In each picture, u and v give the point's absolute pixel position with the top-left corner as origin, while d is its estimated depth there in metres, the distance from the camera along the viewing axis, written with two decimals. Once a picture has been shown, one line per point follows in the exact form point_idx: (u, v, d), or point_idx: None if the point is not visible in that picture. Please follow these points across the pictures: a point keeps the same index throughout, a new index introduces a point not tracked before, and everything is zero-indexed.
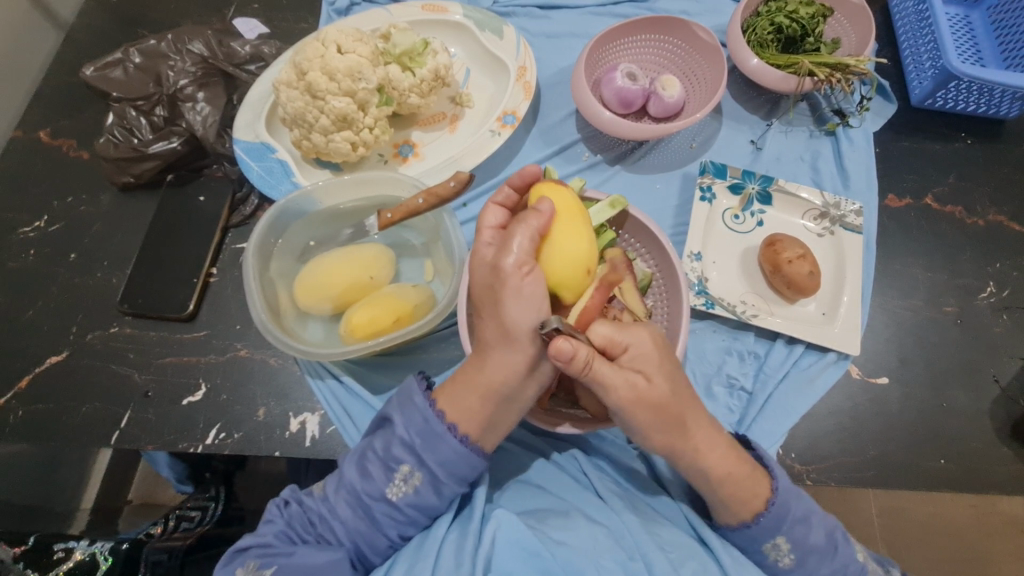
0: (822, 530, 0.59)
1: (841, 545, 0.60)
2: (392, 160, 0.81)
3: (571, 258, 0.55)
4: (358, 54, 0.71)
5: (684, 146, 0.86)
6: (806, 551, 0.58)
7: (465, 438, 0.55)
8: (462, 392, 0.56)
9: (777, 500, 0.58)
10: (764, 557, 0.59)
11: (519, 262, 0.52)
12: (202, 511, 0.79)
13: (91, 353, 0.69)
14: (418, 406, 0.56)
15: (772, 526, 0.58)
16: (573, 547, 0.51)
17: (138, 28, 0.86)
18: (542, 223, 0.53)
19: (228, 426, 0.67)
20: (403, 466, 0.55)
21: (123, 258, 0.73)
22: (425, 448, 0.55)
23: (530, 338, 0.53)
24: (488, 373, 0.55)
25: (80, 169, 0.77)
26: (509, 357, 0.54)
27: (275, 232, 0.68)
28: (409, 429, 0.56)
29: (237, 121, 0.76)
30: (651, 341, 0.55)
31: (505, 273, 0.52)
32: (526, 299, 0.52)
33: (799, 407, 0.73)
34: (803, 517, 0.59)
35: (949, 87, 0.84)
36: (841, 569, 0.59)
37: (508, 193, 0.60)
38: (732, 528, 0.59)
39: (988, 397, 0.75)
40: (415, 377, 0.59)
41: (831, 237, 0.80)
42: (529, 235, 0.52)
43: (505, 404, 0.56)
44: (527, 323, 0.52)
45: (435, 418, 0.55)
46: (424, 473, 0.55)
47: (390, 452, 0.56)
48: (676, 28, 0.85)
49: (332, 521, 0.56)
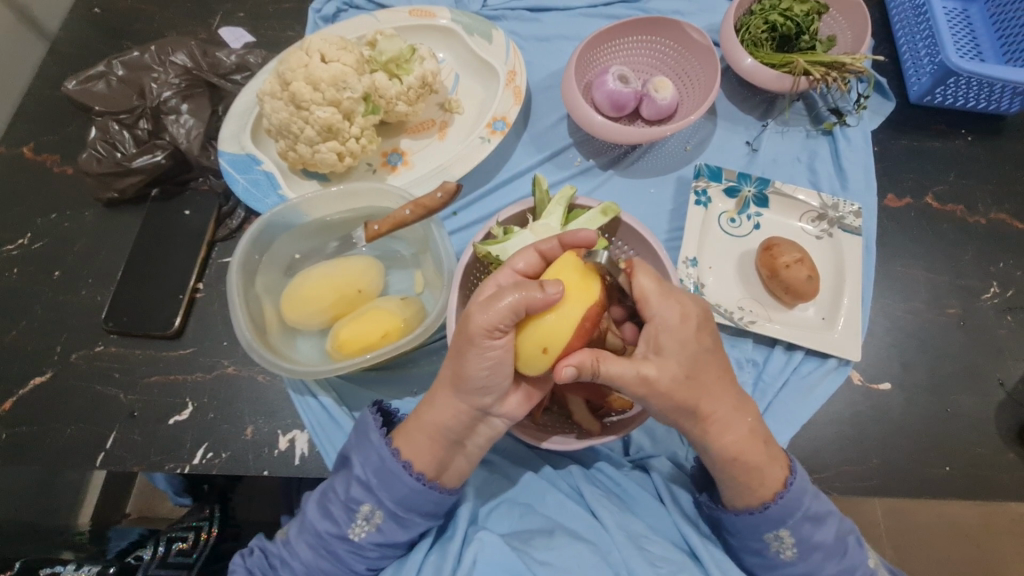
0: (831, 529, 0.57)
1: (851, 549, 0.58)
2: (381, 169, 0.80)
3: (540, 334, 0.50)
4: (342, 63, 0.70)
5: (678, 149, 0.85)
6: (810, 547, 0.57)
7: (420, 476, 0.54)
8: (414, 433, 0.54)
9: (788, 493, 0.56)
10: (765, 548, 0.58)
11: (491, 325, 0.48)
12: (195, 533, 0.76)
13: (76, 373, 0.68)
14: (373, 443, 0.55)
15: (778, 517, 0.56)
16: (556, 567, 0.52)
17: (123, 39, 0.85)
18: (534, 301, 0.48)
19: (215, 445, 0.66)
20: (363, 506, 0.54)
21: (108, 275, 0.72)
22: (381, 486, 0.54)
23: (479, 394, 0.52)
24: (432, 417, 0.54)
25: (64, 185, 0.76)
26: (453, 406, 0.53)
27: (260, 247, 0.67)
28: (365, 467, 0.54)
29: (222, 133, 0.74)
30: (683, 318, 0.53)
31: (472, 330, 0.49)
32: (487, 357, 0.50)
33: (799, 415, 0.71)
34: (815, 515, 0.57)
35: (949, 82, 0.83)
36: (850, 570, 0.57)
37: (554, 245, 0.55)
38: (737, 513, 0.58)
39: (993, 401, 0.74)
40: (370, 411, 0.58)
41: (830, 239, 0.78)
42: (514, 309, 0.48)
43: (455, 449, 0.55)
44: (481, 381, 0.51)
45: (391, 456, 0.54)
46: (384, 511, 0.54)
47: (349, 494, 0.54)
48: (667, 29, 0.83)
49: (293, 563, 0.55)
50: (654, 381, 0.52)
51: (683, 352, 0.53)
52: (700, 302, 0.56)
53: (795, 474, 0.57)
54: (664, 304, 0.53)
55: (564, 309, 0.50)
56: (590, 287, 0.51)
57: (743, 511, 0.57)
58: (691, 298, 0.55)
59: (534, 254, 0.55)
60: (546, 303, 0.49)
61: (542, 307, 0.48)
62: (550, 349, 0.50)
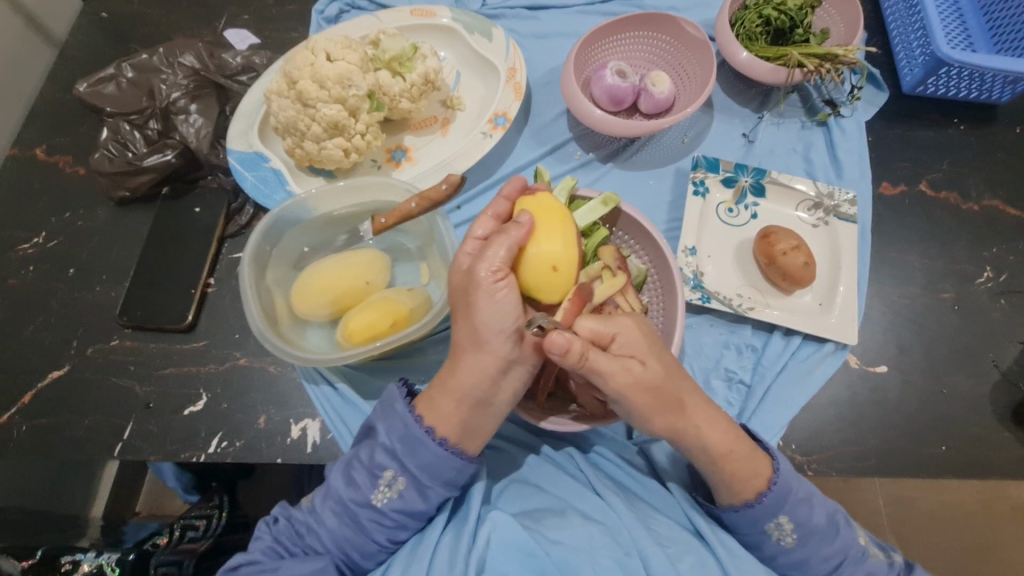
0: (823, 511, 0.59)
1: (842, 528, 0.60)
2: (385, 165, 0.82)
3: (545, 258, 0.54)
4: (347, 61, 0.72)
5: (676, 141, 0.86)
6: (808, 531, 0.58)
7: (444, 442, 0.56)
8: (438, 398, 0.56)
9: (779, 479, 0.58)
10: (767, 539, 0.59)
11: (493, 268, 0.52)
12: (206, 520, 0.79)
13: (93, 366, 0.70)
14: (399, 411, 0.57)
15: (774, 506, 0.58)
16: (570, 546, 0.53)
17: (130, 43, 0.87)
18: (521, 233, 0.53)
19: (230, 434, 0.67)
20: (387, 471, 0.56)
21: (122, 272, 0.74)
22: (405, 452, 0.56)
23: (501, 341, 0.53)
24: (457, 377, 0.55)
25: (77, 185, 0.78)
26: (480, 361, 0.54)
27: (270, 240, 0.69)
28: (390, 434, 0.57)
29: (230, 132, 0.76)
30: (637, 326, 0.56)
31: (477, 278, 0.52)
32: (498, 303, 0.52)
33: (798, 398, 0.73)
34: (805, 497, 0.59)
35: (940, 72, 0.84)
36: (844, 550, 0.59)
37: (500, 203, 0.59)
38: (735, 510, 0.60)
39: (988, 382, 0.75)
40: (396, 385, 0.60)
41: (826, 227, 0.80)
42: (508, 245, 0.52)
43: (480, 409, 0.56)
44: (500, 326, 0.52)
45: (415, 423, 0.56)
46: (407, 477, 0.56)
47: (374, 459, 0.56)
48: (664, 25, 0.85)
49: (319, 530, 0.56)
50: (638, 374, 0.54)
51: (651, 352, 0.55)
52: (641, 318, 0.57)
53: (780, 462, 0.59)
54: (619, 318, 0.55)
55: (544, 232, 0.55)
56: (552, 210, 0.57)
57: (750, 486, 0.59)
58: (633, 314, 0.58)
59: (491, 219, 0.57)
60: (528, 229, 0.54)
61: (528, 233, 0.54)
62: (560, 267, 0.55)
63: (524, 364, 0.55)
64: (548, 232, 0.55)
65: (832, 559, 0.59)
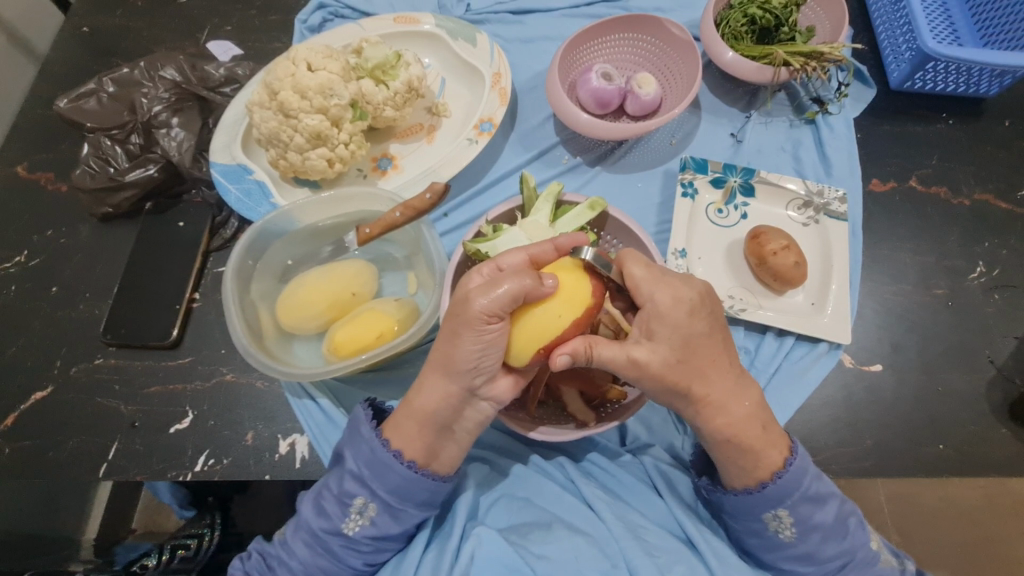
0: (832, 510, 0.57)
1: (853, 530, 0.58)
2: (372, 174, 0.81)
3: (533, 329, 0.52)
4: (329, 71, 0.71)
5: (664, 143, 0.86)
6: (809, 528, 0.56)
7: (411, 463, 0.55)
8: (403, 421, 0.55)
9: (788, 472, 0.56)
10: (764, 528, 0.58)
11: (491, 312, 0.50)
12: (198, 539, 0.79)
13: (77, 386, 0.69)
14: (365, 437, 0.56)
15: (776, 498, 0.56)
16: (554, 560, 0.53)
17: (113, 57, 0.86)
18: (535, 291, 0.51)
19: (216, 451, 0.67)
20: (356, 499, 0.54)
21: (105, 288, 0.73)
22: (374, 477, 0.55)
23: (471, 375, 0.53)
24: (421, 402, 0.54)
25: (59, 202, 0.77)
26: (443, 388, 0.54)
27: (254, 253, 0.68)
28: (357, 461, 0.55)
29: (212, 145, 0.75)
30: (675, 300, 0.54)
31: (472, 313, 0.50)
32: (485, 343, 0.51)
33: (793, 400, 0.72)
34: (815, 496, 0.57)
35: (927, 67, 0.84)
36: (851, 552, 0.57)
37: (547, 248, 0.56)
38: (736, 494, 0.58)
39: (983, 378, 0.74)
40: (362, 406, 0.58)
41: (816, 225, 0.80)
42: (517, 298, 0.50)
43: (444, 435, 0.55)
44: (475, 362, 0.52)
45: (381, 447, 0.55)
46: (377, 503, 0.55)
47: (342, 487, 0.55)
48: (649, 25, 0.84)
49: (290, 562, 0.55)
50: (645, 364, 0.53)
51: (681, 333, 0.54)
52: (696, 285, 0.55)
53: (795, 454, 0.57)
54: (657, 290, 0.54)
55: (562, 307, 0.53)
56: (577, 305, 0.53)
57: (739, 480, 0.58)
58: (684, 282, 0.55)
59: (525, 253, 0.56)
60: (546, 292, 0.52)
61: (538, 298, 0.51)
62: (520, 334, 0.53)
63: (489, 401, 0.56)
64: (554, 316, 0.52)
65: (836, 559, 0.57)
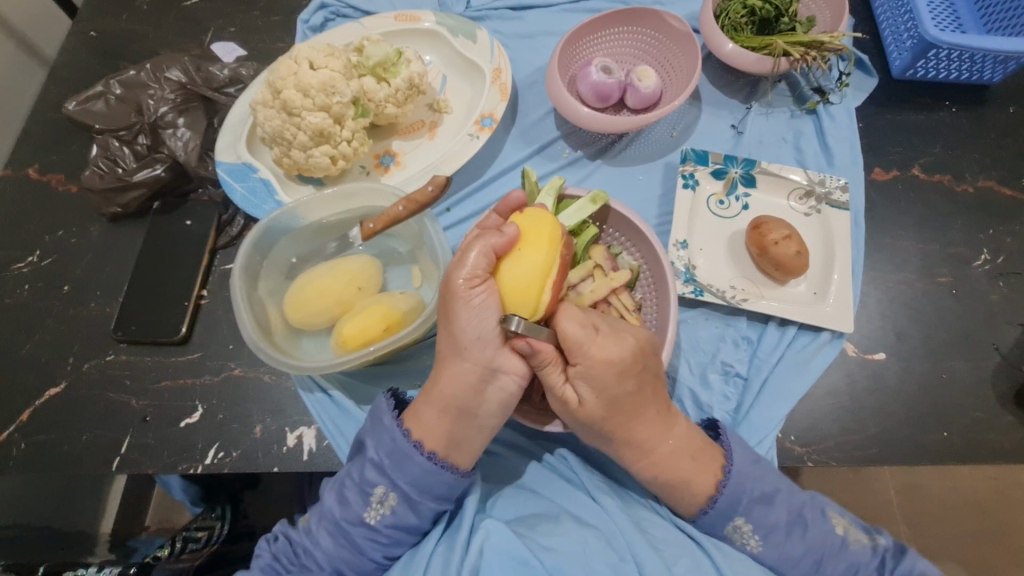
0: (783, 507, 0.58)
1: (811, 521, 0.59)
2: (374, 171, 0.82)
3: (515, 279, 0.53)
4: (330, 69, 0.72)
5: (665, 135, 0.86)
6: (768, 530, 0.58)
7: (431, 455, 0.56)
8: (424, 409, 0.57)
9: (728, 483, 0.58)
10: (732, 542, 0.59)
11: (471, 275, 0.52)
12: (208, 530, 0.80)
13: (89, 382, 0.70)
14: (386, 426, 0.57)
15: (728, 508, 0.58)
16: (560, 552, 0.53)
17: (119, 60, 0.88)
18: (499, 243, 0.53)
19: (226, 444, 0.68)
20: (377, 489, 0.56)
21: (115, 287, 0.74)
22: (394, 468, 0.56)
23: (479, 347, 0.53)
24: (440, 386, 0.56)
25: (69, 204, 0.78)
26: (460, 370, 0.54)
27: (261, 250, 0.69)
28: (379, 449, 0.56)
29: (218, 144, 0.77)
30: (602, 365, 0.54)
31: (454, 285, 0.52)
32: (477, 310, 0.52)
33: (796, 389, 0.72)
34: (762, 497, 0.58)
35: (929, 55, 0.84)
36: (818, 544, 0.58)
37: (494, 219, 0.59)
38: (695, 516, 0.60)
39: (988, 365, 0.74)
40: (384, 397, 0.60)
41: (818, 215, 0.80)
42: (485, 251, 0.53)
43: (465, 419, 0.56)
44: (477, 332, 0.53)
45: (402, 437, 0.56)
46: (398, 493, 0.56)
47: (364, 476, 0.56)
48: (648, 18, 0.85)
49: (314, 551, 0.56)
50: (575, 404, 0.56)
51: (605, 390, 0.55)
52: (628, 345, 0.55)
53: (729, 463, 0.58)
54: (587, 348, 0.53)
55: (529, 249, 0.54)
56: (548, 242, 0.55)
57: (691, 504, 0.59)
58: (616, 343, 0.54)
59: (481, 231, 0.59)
60: (511, 241, 0.54)
61: (506, 247, 0.53)
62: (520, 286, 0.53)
63: (509, 373, 0.55)
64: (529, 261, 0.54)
65: (806, 557, 0.58)
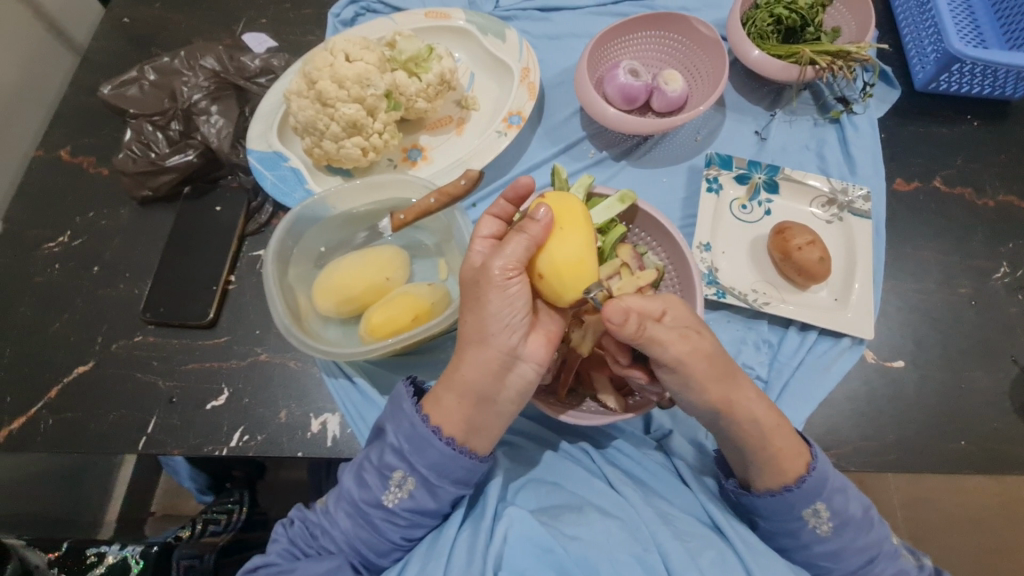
0: (858, 501, 0.59)
1: (877, 522, 0.59)
2: (402, 164, 0.83)
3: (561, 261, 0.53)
4: (365, 62, 0.73)
5: (690, 139, 0.87)
6: (845, 521, 0.58)
7: (450, 441, 0.56)
8: (444, 396, 0.56)
9: (818, 466, 0.58)
10: (802, 526, 0.58)
11: (508, 267, 0.52)
12: (228, 514, 0.81)
13: (116, 362, 0.71)
14: (406, 412, 0.57)
15: (813, 492, 0.57)
16: (585, 541, 0.53)
17: (152, 47, 0.89)
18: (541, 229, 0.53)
19: (251, 428, 0.68)
20: (396, 472, 0.56)
21: (144, 269, 0.75)
22: (414, 452, 0.56)
23: (505, 334, 0.53)
24: (462, 371, 0.55)
25: (101, 186, 0.79)
26: (482, 356, 0.54)
27: (293, 238, 0.71)
28: (398, 435, 0.57)
29: (250, 133, 0.78)
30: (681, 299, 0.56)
31: (491, 273, 0.52)
32: (511, 297, 0.53)
33: (817, 393, 0.73)
34: (843, 487, 0.59)
35: (953, 69, 0.85)
36: (878, 544, 0.59)
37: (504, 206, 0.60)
38: (769, 494, 0.58)
39: (1006, 376, 0.75)
40: (403, 384, 0.60)
41: (840, 223, 0.80)
42: (525, 242, 0.52)
43: (484, 405, 0.56)
44: (508, 319, 0.53)
45: (422, 422, 0.56)
46: (416, 477, 0.56)
47: (383, 460, 0.57)
48: (676, 23, 0.86)
49: (332, 531, 0.57)
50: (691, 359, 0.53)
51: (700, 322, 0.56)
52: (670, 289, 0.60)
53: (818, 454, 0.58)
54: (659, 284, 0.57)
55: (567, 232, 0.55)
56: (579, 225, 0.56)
57: (771, 482, 0.58)
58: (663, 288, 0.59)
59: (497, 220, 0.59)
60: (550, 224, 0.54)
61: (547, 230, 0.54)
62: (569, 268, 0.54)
63: (528, 362, 0.55)
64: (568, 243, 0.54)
65: (862, 553, 0.58)
